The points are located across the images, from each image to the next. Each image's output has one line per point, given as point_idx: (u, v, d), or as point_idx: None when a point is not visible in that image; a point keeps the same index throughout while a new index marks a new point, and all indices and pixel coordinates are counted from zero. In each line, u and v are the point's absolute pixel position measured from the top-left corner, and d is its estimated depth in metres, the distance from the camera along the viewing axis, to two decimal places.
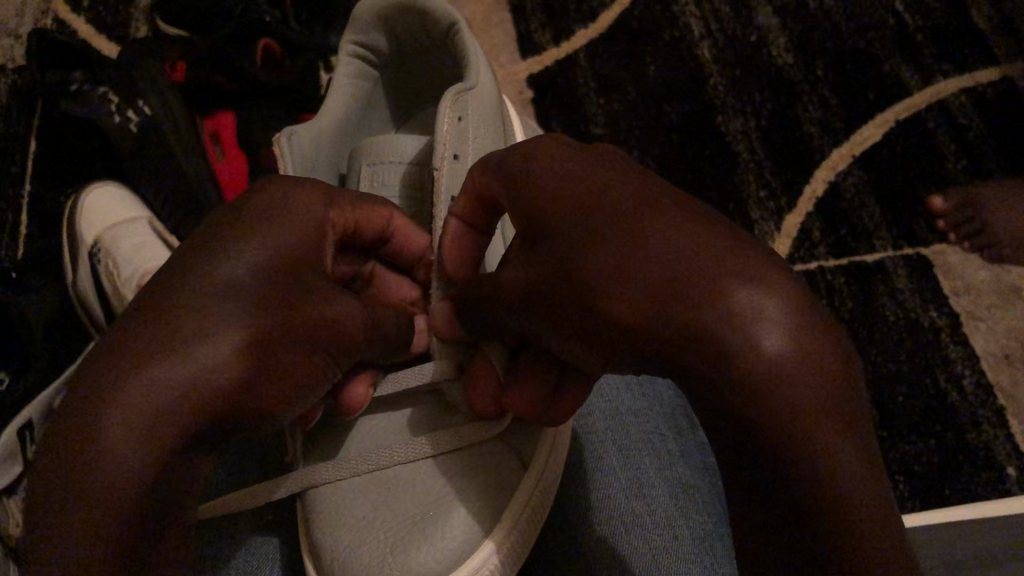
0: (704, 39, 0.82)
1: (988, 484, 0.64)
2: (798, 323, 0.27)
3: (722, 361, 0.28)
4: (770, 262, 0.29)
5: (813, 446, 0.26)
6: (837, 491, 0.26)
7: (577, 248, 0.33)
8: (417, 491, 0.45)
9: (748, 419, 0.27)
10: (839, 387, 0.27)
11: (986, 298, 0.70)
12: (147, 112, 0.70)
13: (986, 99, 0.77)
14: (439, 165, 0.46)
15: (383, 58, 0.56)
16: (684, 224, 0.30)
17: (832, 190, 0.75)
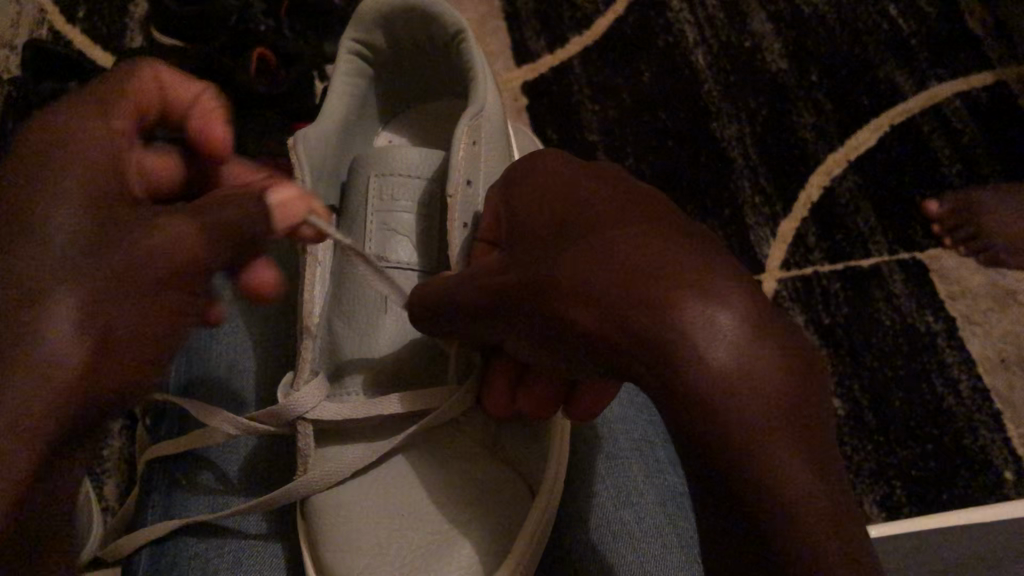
0: (698, 45, 0.82)
1: (986, 489, 0.64)
2: (751, 333, 0.27)
3: (667, 361, 0.28)
4: (731, 270, 0.29)
5: (768, 453, 0.26)
6: (795, 498, 0.25)
7: (550, 254, 0.33)
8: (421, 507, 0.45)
9: (705, 432, 0.27)
10: (799, 404, 0.27)
11: (981, 302, 0.70)
12: None
13: (981, 103, 0.77)
14: (453, 191, 0.45)
15: (382, 60, 0.54)
16: (648, 233, 0.30)
17: (826, 195, 0.75)
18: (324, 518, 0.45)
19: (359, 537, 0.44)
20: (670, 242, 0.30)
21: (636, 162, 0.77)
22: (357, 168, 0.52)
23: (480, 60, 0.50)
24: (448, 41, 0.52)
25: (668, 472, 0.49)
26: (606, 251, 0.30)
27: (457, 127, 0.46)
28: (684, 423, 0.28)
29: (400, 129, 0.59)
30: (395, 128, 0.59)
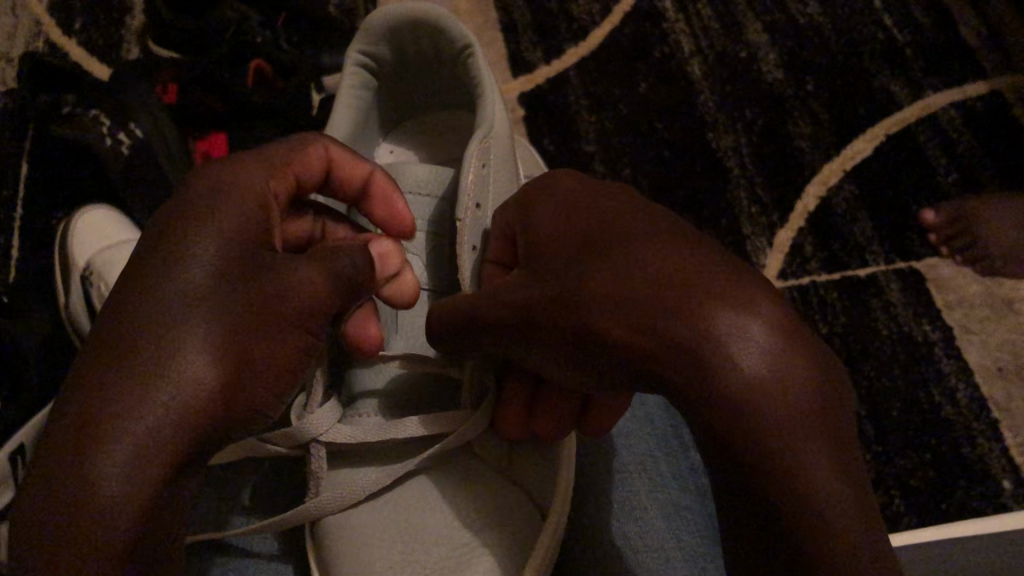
0: (695, 56, 0.82)
1: (985, 498, 0.64)
2: (780, 345, 0.27)
3: (705, 380, 0.28)
4: (758, 284, 0.29)
5: (805, 465, 0.26)
6: (825, 510, 0.26)
7: (577, 273, 0.33)
8: (433, 526, 0.44)
9: (740, 445, 0.27)
10: (826, 415, 0.27)
11: (978, 311, 0.70)
12: (139, 135, 0.69)
13: (976, 112, 0.78)
14: (463, 215, 0.45)
15: (387, 72, 0.54)
16: (672, 251, 0.31)
17: (823, 205, 0.75)
18: (338, 541, 0.44)
19: (376, 558, 0.43)
20: (699, 260, 0.30)
21: (632, 173, 0.77)
22: None
23: (487, 78, 0.50)
24: (453, 56, 0.52)
25: (674, 481, 0.49)
26: (635, 265, 0.31)
27: (468, 147, 0.46)
28: (717, 434, 0.28)
29: (402, 141, 0.59)
30: (396, 140, 0.59)
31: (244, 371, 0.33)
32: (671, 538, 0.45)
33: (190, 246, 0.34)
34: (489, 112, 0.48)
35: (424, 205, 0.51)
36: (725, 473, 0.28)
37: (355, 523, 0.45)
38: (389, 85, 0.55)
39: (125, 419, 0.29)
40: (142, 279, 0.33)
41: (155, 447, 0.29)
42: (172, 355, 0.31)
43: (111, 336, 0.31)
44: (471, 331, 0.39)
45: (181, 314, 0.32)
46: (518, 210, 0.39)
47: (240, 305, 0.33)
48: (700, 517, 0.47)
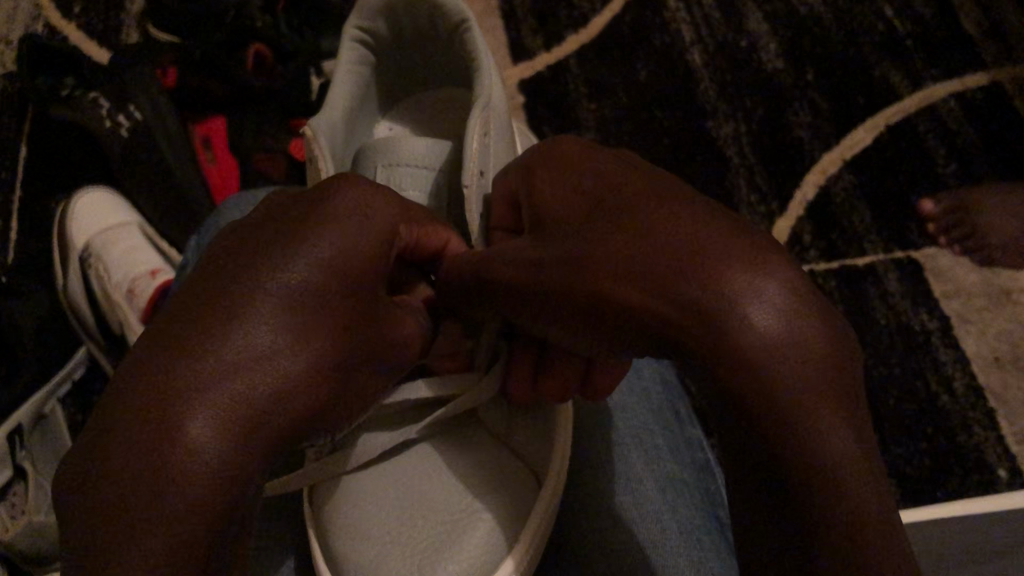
0: (695, 44, 0.82)
1: (980, 486, 0.64)
2: (791, 305, 0.28)
3: (714, 339, 0.28)
4: (769, 247, 0.30)
5: (810, 418, 0.26)
6: (821, 463, 0.26)
7: (588, 236, 0.33)
8: (431, 495, 0.43)
9: (754, 405, 0.27)
10: (838, 372, 0.27)
11: (975, 300, 0.70)
12: (137, 117, 0.69)
13: (976, 103, 0.78)
14: (469, 181, 0.45)
15: (383, 48, 0.54)
16: (685, 216, 0.31)
17: (821, 193, 0.75)
18: (334, 508, 0.44)
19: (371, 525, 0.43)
20: (710, 225, 0.30)
21: None
22: (365, 155, 0.52)
23: (483, 50, 0.50)
24: (449, 32, 0.52)
25: (670, 455, 0.49)
26: (649, 230, 0.31)
27: (469, 117, 0.46)
28: (724, 391, 0.28)
29: (400, 119, 0.58)
30: (394, 117, 0.58)
31: (308, 393, 0.33)
32: (670, 512, 0.45)
33: (279, 264, 0.33)
34: (485, 83, 0.48)
35: (422, 176, 0.50)
36: (729, 431, 0.28)
37: (353, 490, 0.44)
38: (386, 63, 0.55)
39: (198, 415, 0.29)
40: (226, 288, 0.32)
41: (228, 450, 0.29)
42: (250, 370, 0.31)
43: (179, 335, 0.31)
44: (484, 298, 0.39)
45: (260, 331, 0.32)
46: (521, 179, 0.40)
47: (312, 327, 0.33)
48: (697, 493, 0.47)
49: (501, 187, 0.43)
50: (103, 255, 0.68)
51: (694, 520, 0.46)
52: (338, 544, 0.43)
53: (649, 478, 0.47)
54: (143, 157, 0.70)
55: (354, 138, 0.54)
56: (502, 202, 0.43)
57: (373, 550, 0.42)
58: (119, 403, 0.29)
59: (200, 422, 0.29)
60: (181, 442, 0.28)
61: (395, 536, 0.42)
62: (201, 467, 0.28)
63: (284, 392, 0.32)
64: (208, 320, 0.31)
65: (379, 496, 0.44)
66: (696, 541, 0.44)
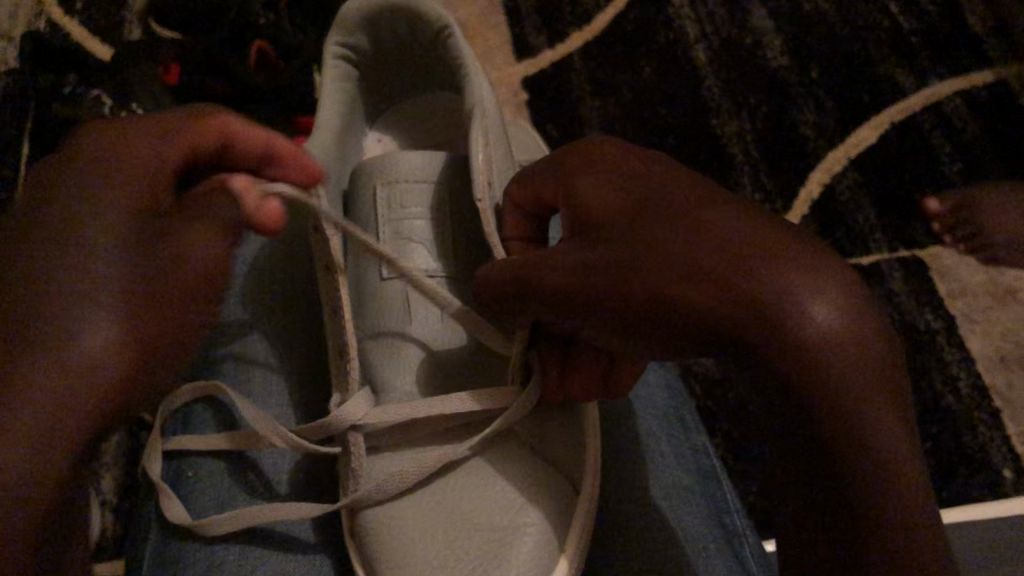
0: (699, 41, 0.82)
1: (986, 486, 0.63)
2: (847, 305, 0.27)
3: (773, 331, 0.27)
4: (822, 251, 0.29)
5: (866, 419, 0.26)
6: (882, 463, 0.26)
7: (641, 228, 0.32)
8: (479, 503, 0.42)
9: (819, 404, 0.27)
10: (893, 373, 0.27)
11: (981, 300, 0.70)
12: (139, 114, 0.69)
13: (981, 102, 0.77)
14: (482, 195, 0.44)
15: (365, 64, 0.53)
16: (737, 216, 0.31)
17: (826, 193, 0.75)
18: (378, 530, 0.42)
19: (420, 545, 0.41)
20: (762, 225, 0.30)
21: None
22: (361, 178, 0.51)
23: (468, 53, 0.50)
24: (429, 39, 0.51)
25: (675, 464, 0.48)
26: (701, 229, 0.30)
27: (471, 129, 0.46)
28: (784, 388, 0.27)
29: (387, 129, 0.58)
30: (383, 128, 0.58)
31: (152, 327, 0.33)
32: (708, 514, 0.46)
33: (90, 211, 0.34)
34: (475, 92, 0.48)
35: (422, 189, 0.50)
36: (786, 431, 0.28)
37: (396, 510, 0.43)
38: (367, 77, 0.55)
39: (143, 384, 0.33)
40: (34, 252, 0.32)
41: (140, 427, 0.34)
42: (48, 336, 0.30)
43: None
44: (520, 296, 0.38)
45: (66, 282, 0.31)
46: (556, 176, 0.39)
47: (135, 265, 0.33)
48: (726, 492, 0.48)
49: (516, 192, 0.43)
50: None
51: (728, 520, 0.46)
52: (384, 567, 0.41)
53: (682, 482, 0.47)
54: None
55: (348, 160, 0.54)
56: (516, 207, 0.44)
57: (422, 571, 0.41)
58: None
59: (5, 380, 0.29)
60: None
61: (443, 555, 0.41)
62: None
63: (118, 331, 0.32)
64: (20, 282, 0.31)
65: (426, 516, 0.43)
66: (735, 540, 0.45)
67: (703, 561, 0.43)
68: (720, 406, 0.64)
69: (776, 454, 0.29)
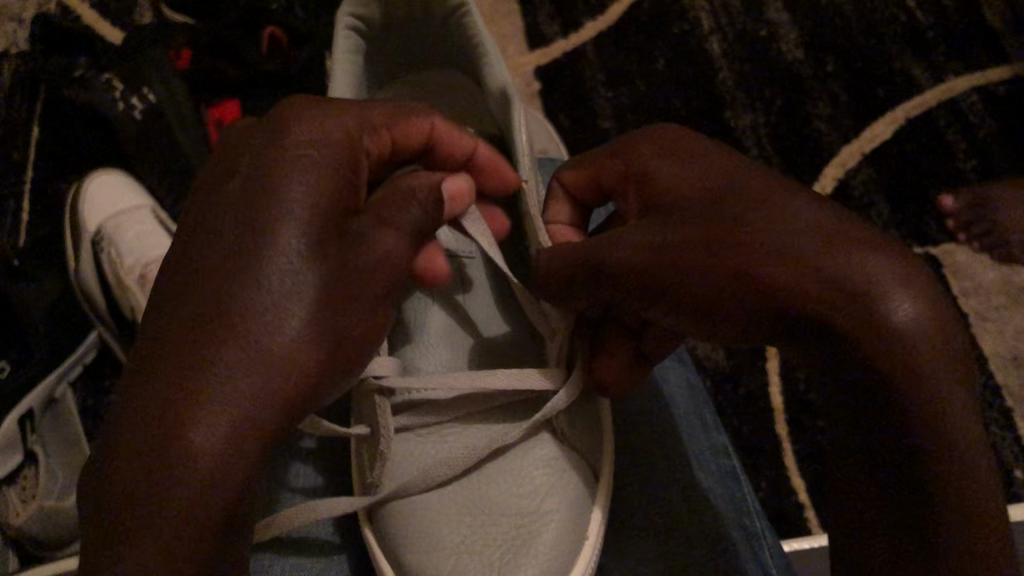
0: (714, 33, 0.81)
1: (996, 486, 0.63)
2: (930, 305, 0.30)
3: (868, 324, 0.30)
4: (900, 254, 0.32)
5: (947, 412, 0.29)
6: (963, 457, 0.29)
7: (726, 222, 0.34)
8: (506, 485, 0.41)
9: (898, 382, 0.29)
10: (964, 360, 0.30)
11: (995, 298, 0.69)
12: (152, 98, 0.68)
13: (998, 97, 0.76)
14: (526, 175, 0.43)
15: (375, 39, 0.50)
16: (816, 218, 0.33)
17: (840, 187, 0.74)
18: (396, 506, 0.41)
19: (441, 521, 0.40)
20: (841, 226, 0.33)
21: None
22: None
23: (485, 37, 0.47)
24: (445, 19, 0.48)
25: (696, 465, 0.47)
26: (792, 229, 0.33)
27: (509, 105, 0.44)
28: (871, 376, 0.30)
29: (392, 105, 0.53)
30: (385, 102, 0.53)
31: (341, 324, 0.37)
32: (720, 495, 0.46)
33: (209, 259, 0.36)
34: (498, 61, 0.46)
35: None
36: (865, 421, 0.30)
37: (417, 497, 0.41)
38: (376, 55, 0.51)
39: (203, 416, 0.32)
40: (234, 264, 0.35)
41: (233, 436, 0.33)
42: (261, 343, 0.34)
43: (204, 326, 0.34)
44: (583, 279, 0.39)
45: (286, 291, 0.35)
46: (623, 165, 0.41)
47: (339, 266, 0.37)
48: (736, 468, 0.48)
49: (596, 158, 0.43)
50: (116, 239, 0.66)
51: (739, 494, 0.46)
52: (407, 555, 0.40)
53: (698, 465, 0.48)
54: (157, 140, 0.69)
55: None
56: (574, 184, 0.45)
57: (438, 559, 0.39)
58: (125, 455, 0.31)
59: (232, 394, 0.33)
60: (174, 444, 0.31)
61: (463, 546, 0.40)
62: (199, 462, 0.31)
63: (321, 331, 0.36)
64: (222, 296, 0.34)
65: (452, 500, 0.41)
66: (748, 516, 0.45)
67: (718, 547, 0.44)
68: (730, 402, 0.64)
69: (846, 439, 0.31)
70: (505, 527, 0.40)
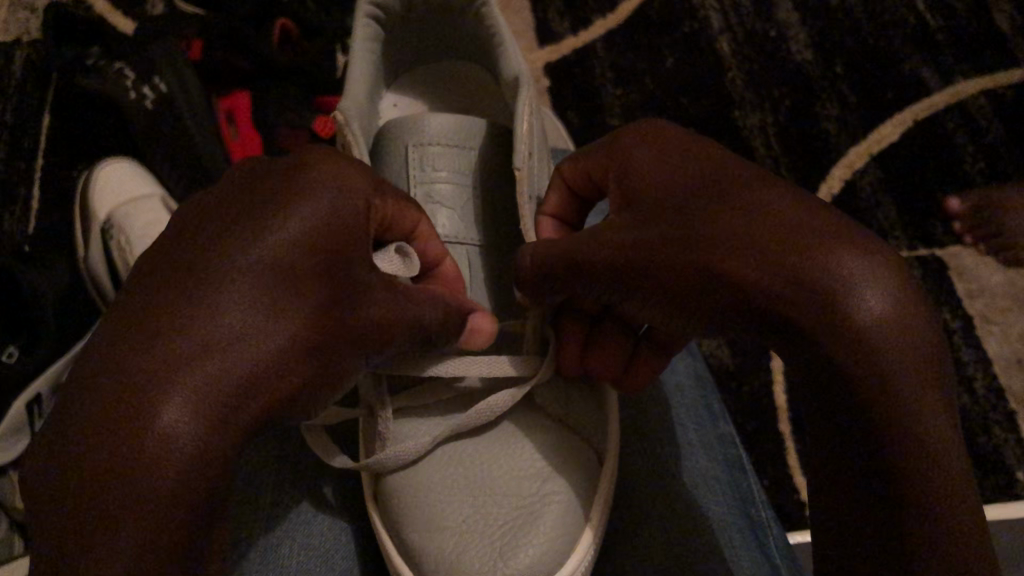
0: (723, 32, 0.81)
1: (997, 487, 0.63)
2: (900, 291, 0.27)
3: (823, 315, 0.28)
4: (880, 241, 0.29)
5: (912, 400, 0.26)
6: (928, 448, 0.26)
7: (690, 207, 0.32)
8: (502, 469, 0.41)
9: (863, 392, 0.27)
10: (943, 368, 0.27)
11: (999, 301, 0.69)
12: (162, 89, 0.68)
13: (1007, 100, 0.76)
14: (521, 163, 0.42)
15: (392, 29, 0.50)
16: (784, 200, 0.30)
17: (848, 188, 0.74)
18: (399, 493, 0.41)
19: (442, 509, 0.40)
20: (816, 211, 0.30)
21: None
22: (387, 143, 0.47)
23: (503, 30, 0.47)
24: (463, 10, 0.48)
25: (705, 459, 0.48)
26: (752, 211, 0.30)
27: (518, 97, 0.43)
28: (832, 366, 0.27)
29: (406, 93, 0.53)
30: (400, 91, 0.53)
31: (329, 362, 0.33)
32: (728, 499, 0.46)
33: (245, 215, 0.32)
34: (516, 58, 0.46)
35: (453, 155, 0.46)
36: (827, 418, 0.28)
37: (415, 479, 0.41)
38: (394, 46, 0.51)
39: (179, 391, 0.28)
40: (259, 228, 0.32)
41: (192, 438, 0.27)
42: (223, 328, 0.29)
43: (161, 301, 0.29)
44: (549, 273, 0.37)
45: (246, 287, 0.30)
46: (596, 156, 0.39)
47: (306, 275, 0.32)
48: (748, 473, 0.48)
49: (568, 159, 0.42)
50: (125, 228, 0.66)
51: (748, 500, 0.46)
52: (408, 536, 0.40)
53: (707, 467, 0.47)
54: (167, 129, 0.69)
55: (373, 125, 0.49)
56: (557, 181, 0.43)
57: (431, 536, 0.39)
58: (74, 448, 0.27)
59: (187, 388, 0.28)
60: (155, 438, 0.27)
61: (456, 526, 0.39)
62: (177, 461, 0.27)
63: (289, 338, 0.31)
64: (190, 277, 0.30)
65: (449, 478, 0.41)
66: (756, 523, 0.45)
67: (721, 544, 0.43)
68: (735, 400, 0.64)
69: (818, 438, 0.29)
70: (504, 522, 0.39)
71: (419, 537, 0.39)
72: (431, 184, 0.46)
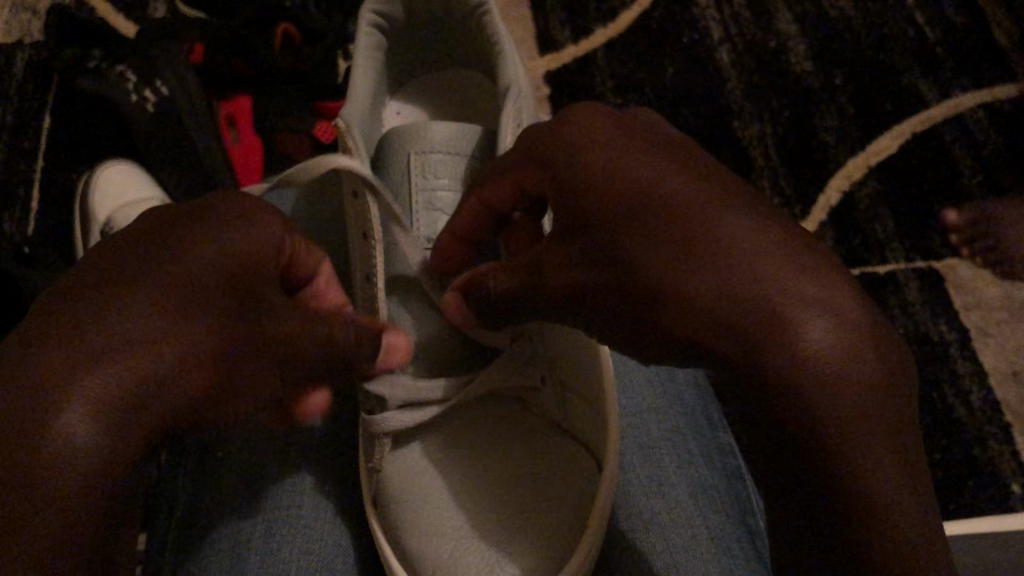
0: (723, 43, 0.82)
1: (994, 499, 0.63)
2: (849, 323, 0.27)
3: (766, 357, 0.27)
4: (827, 266, 0.29)
5: (872, 433, 0.27)
6: (901, 469, 0.27)
7: (628, 227, 0.31)
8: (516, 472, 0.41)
9: (821, 427, 0.27)
10: (894, 394, 0.28)
11: (996, 314, 0.70)
12: (163, 92, 0.67)
13: (1004, 114, 0.77)
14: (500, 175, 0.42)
15: (394, 37, 0.50)
16: (731, 221, 0.30)
17: (845, 201, 0.74)
18: (402, 495, 0.41)
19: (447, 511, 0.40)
20: (766, 237, 0.29)
21: None
22: (391, 150, 0.47)
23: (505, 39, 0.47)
24: (465, 19, 0.49)
25: (702, 462, 0.48)
26: (706, 234, 0.29)
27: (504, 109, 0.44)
28: (776, 405, 0.28)
29: (408, 100, 0.54)
30: (403, 99, 0.54)
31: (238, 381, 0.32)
32: (727, 505, 0.46)
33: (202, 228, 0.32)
34: (509, 68, 0.46)
35: (452, 162, 0.46)
36: (776, 446, 0.28)
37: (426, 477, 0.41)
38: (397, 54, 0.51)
39: (97, 392, 0.27)
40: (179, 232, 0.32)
41: (113, 438, 0.27)
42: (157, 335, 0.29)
43: (91, 303, 0.28)
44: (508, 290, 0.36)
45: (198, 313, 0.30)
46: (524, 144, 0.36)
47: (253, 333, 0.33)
48: (742, 485, 0.49)
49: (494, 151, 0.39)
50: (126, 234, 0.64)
51: (743, 511, 0.47)
52: (414, 535, 0.40)
53: (705, 473, 0.48)
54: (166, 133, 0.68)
55: (374, 133, 0.50)
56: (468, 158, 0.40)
57: (439, 536, 0.39)
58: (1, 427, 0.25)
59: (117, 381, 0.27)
60: (75, 416, 0.26)
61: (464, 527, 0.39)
62: (96, 461, 0.26)
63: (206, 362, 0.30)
64: (127, 279, 0.29)
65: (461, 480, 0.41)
66: (752, 534, 0.46)
67: (723, 548, 0.44)
68: None
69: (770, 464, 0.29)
70: (511, 523, 0.39)
71: (423, 535, 0.39)
72: (432, 193, 0.46)
